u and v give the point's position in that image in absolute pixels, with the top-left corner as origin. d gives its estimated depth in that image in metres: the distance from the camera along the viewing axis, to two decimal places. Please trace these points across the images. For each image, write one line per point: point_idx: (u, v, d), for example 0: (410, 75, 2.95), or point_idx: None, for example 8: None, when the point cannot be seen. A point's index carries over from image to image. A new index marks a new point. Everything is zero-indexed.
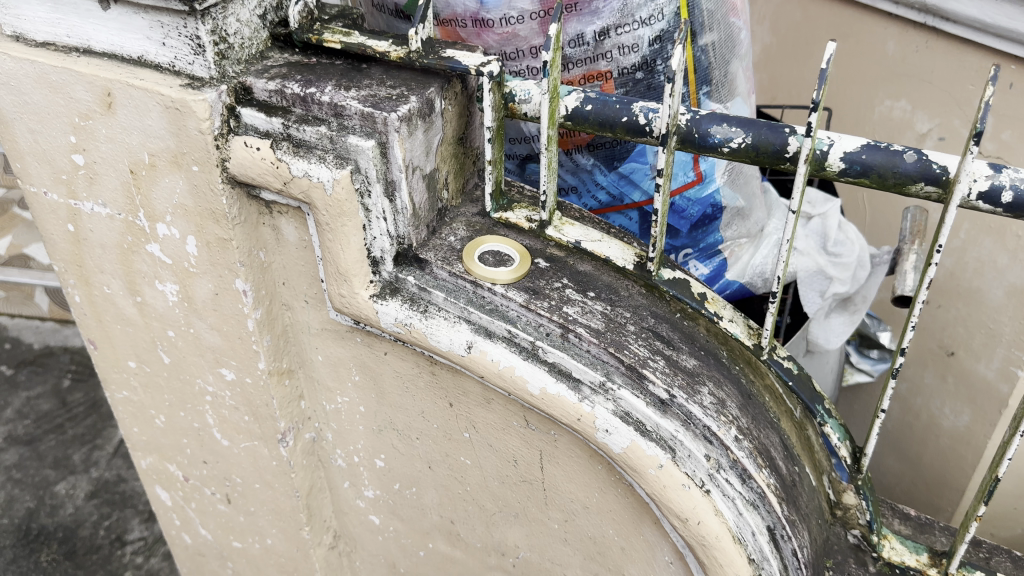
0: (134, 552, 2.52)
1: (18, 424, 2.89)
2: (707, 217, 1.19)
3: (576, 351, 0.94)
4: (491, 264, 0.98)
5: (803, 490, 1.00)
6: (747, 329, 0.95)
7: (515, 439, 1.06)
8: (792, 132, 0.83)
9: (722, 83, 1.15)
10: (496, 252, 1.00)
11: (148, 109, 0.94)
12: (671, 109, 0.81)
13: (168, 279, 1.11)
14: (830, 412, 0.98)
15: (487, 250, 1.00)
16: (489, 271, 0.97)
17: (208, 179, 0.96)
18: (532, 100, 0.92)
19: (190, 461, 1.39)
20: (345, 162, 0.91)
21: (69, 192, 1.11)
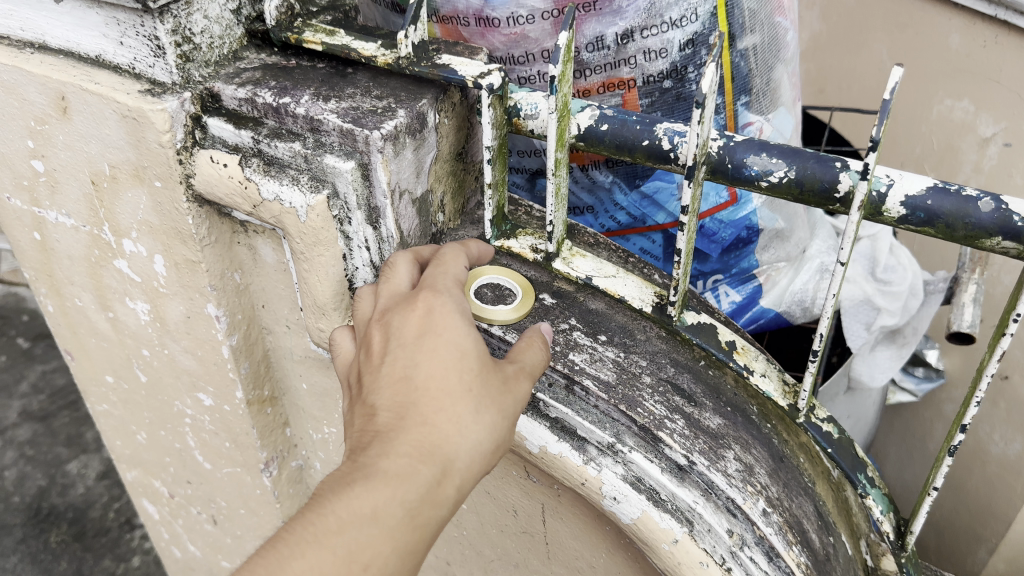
0: (142, 536, 2.46)
1: (32, 399, 2.82)
2: (740, 241, 1.05)
3: (582, 407, 0.83)
4: (491, 299, 0.86)
5: (839, 564, 0.86)
6: (782, 386, 0.81)
7: (515, 488, 0.97)
8: (844, 166, 0.69)
9: (763, 91, 1.01)
10: (494, 286, 0.87)
11: (105, 118, 0.83)
12: (699, 138, 0.68)
13: (139, 298, 1.00)
14: (873, 482, 0.86)
15: (485, 282, 0.87)
16: (487, 307, 0.85)
17: (172, 197, 0.85)
18: (539, 116, 0.78)
19: (174, 480, 1.28)
20: (321, 184, 0.79)
21: (32, 199, 0.99)
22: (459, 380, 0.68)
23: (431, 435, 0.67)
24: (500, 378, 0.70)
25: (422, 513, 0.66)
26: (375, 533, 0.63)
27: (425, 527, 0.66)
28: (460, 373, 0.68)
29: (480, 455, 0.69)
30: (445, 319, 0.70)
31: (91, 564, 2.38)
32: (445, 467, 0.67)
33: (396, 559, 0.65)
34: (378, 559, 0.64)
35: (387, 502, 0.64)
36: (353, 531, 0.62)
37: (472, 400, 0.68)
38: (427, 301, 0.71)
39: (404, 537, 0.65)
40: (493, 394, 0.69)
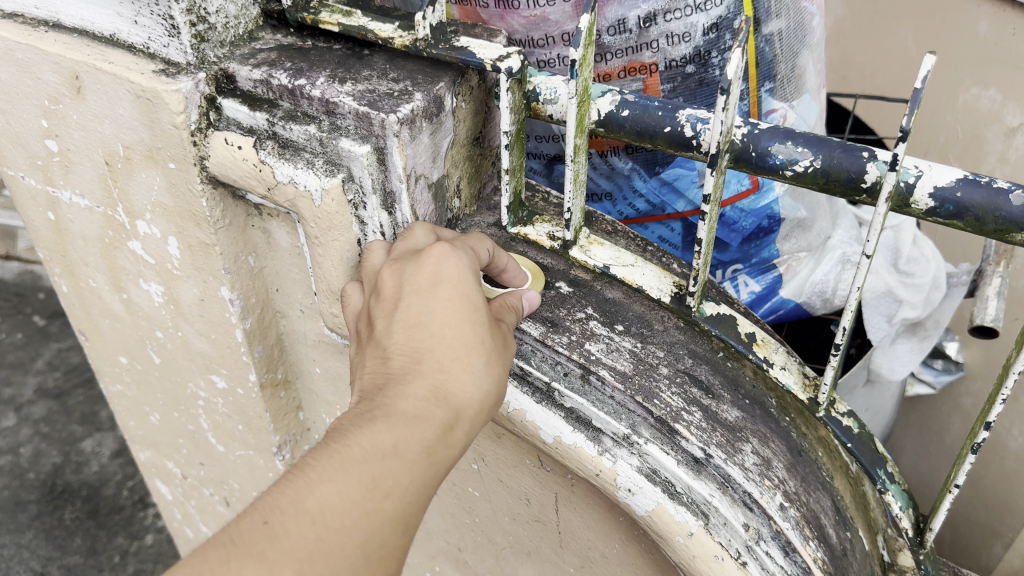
0: (156, 515, 2.48)
1: (48, 376, 2.84)
2: (762, 230, 1.03)
3: (598, 398, 0.81)
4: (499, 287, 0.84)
5: (857, 561, 0.85)
6: (801, 379, 0.80)
7: (528, 477, 0.96)
8: (871, 156, 0.67)
9: (788, 78, 0.99)
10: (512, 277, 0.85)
11: (118, 98, 0.82)
12: (723, 125, 0.66)
13: (153, 279, 0.99)
14: (893, 478, 0.84)
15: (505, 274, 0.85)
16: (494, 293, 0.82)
17: (186, 179, 0.84)
18: (559, 101, 0.76)
19: (187, 461, 1.27)
20: (336, 168, 0.77)
21: (46, 179, 0.98)
22: (473, 331, 0.68)
23: (447, 382, 0.67)
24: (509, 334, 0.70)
25: (436, 455, 0.65)
26: (396, 469, 0.63)
27: (435, 471, 0.66)
28: (473, 322, 0.68)
29: (486, 406, 0.69)
30: (458, 272, 0.70)
31: (104, 542, 2.40)
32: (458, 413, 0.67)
33: (410, 496, 0.64)
34: (395, 496, 0.63)
35: (406, 438, 0.64)
36: (376, 461, 0.62)
37: (484, 350, 0.68)
38: (440, 251, 0.71)
39: (419, 476, 0.64)
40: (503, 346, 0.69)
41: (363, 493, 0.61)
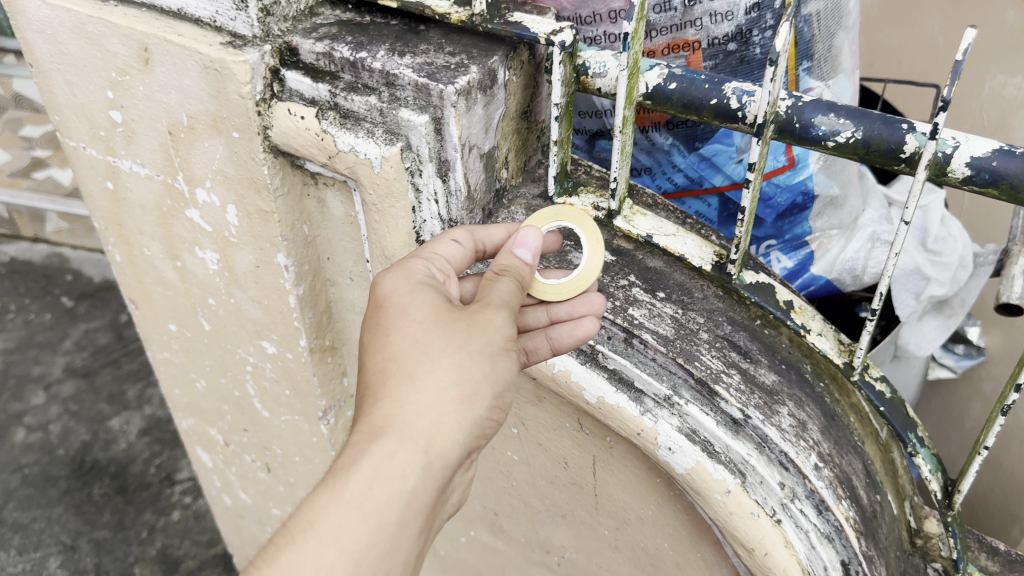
0: (183, 491, 2.48)
1: (76, 356, 2.85)
2: (796, 207, 1.07)
3: (640, 359, 0.85)
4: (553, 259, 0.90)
5: (884, 521, 0.90)
6: (837, 345, 0.83)
7: (567, 440, 1.00)
8: (910, 129, 0.71)
9: (825, 58, 1.02)
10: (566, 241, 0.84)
11: (186, 69, 0.86)
12: (770, 95, 0.70)
13: (209, 247, 1.04)
14: (922, 441, 0.86)
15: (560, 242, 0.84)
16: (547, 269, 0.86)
17: (250, 148, 0.88)
18: (608, 74, 0.80)
19: (231, 427, 1.32)
20: (395, 137, 0.81)
21: (108, 149, 1.03)
22: (406, 341, 0.69)
23: (389, 399, 0.67)
24: (461, 319, 0.70)
25: (393, 470, 0.65)
26: (343, 507, 0.64)
27: (402, 485, 0.65)
28: (411, 327, 0.70)
29: (450, 399, 0.68)
30: (394, 292, 0.72)
31: (132, 517, 2.40)
32: (405, 423, 0.67)
33: (364, 536, 0.64)
34: (351, 535, 0.63)
35: (344, 478, 0.65)
36: (313, 518, 0.63)
37: (423, 350, 0.68)
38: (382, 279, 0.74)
39: (375, 502, 0.64)
40: (449, 336, 0.69)
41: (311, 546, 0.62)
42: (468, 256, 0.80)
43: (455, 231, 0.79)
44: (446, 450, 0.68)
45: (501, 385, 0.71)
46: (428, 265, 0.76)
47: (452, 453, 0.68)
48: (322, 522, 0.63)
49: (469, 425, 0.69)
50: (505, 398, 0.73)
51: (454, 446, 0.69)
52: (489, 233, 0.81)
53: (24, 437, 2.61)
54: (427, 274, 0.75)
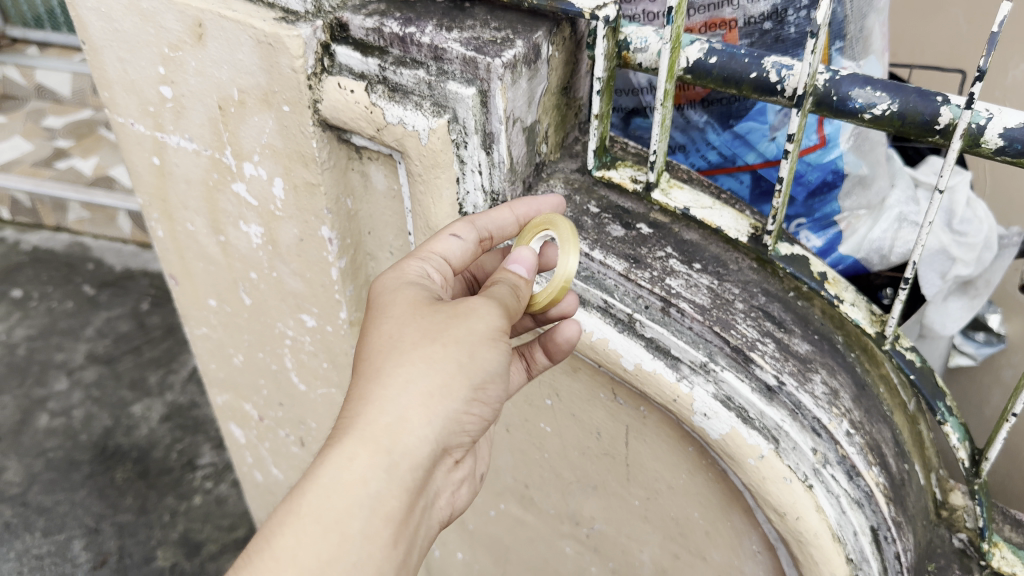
0: (204, 477, 2.35)
1: (98, 343, 2.72)
2: (826, 185, 1.11)
3: (677, 328, 0.87)
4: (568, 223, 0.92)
5: (912, 490, 0.92)
6: (869, 315, 0.85)
7: (600, 411, 1.03)
8: (945, 101, 0.72)
9: (857, 39, 1.05)
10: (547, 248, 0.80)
11: (239, 44, 0.88)
12: (810, 67, 0.71)
13: (254, 221, 1.08)
14: (952, 410, 0.88)
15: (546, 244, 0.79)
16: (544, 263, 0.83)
17: (299, 121, 0.91)
18: (650, 49, 0.82)
19: (266, 402, 1.38)
20: (443, 110, 0.84)
21: (156, 125, 1.06)
22: (378, 344, 0.69)
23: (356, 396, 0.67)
24: (435, 313, 0.70)
25: (357, 471, 0.64)
26: (302, 518, 0.63)
27: (363, 489, 0.64)
28: (387, 325, 0.70)
29: (419, 390, 0.67)
30: (375, 300, 0.73)
31: (154, 501, 2.28)
32: (370, 421, 0.66)
33: (325, 543, 0.63)
34: (311, 551, 0.62)
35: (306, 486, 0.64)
36: (273, 526, 0.63)
37: (391, 346, 0.69)
38: None
39: (336, 511, 0.63)
40: (421, 330, 0.69)
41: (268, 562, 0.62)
42: (471, 248, 0.80)
43: (457, 225, 0.79)
44: (415, 446, 0.67)
45: (479, 377, 0.69)
46: (424, 267, 0.76)
47: (421, 448, 0.67)
48: (282, 537, 0.63)
49: (443, 418, 0.68)
50: (488, 389, 0.71)
51: (426, 442, 0.68)
52: (492, 218, 0.81)
53: (47, 422, 2.48)
54: (422, 276, 0.76)
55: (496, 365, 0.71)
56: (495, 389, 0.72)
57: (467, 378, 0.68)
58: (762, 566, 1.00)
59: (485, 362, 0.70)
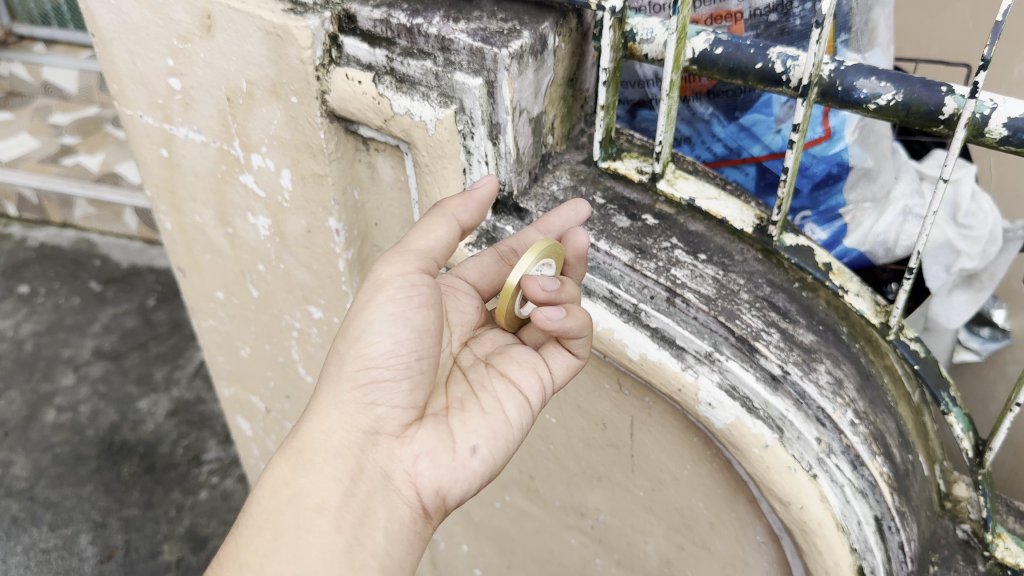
0: (210, 472, 2.36)
1: (104, 338, 2.73)
2: (830, 177, 1.12)
3: (682, 318, 0.87)
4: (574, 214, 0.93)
5: (915, 480, 0.92)
6: (874, 304, 0.86)
7: (605, 402, 1.03)
8: (949, 91, 0.72)
9: (862, 31, 1.06)
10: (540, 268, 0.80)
11: (248, 35, 0.89)
12: (815, 57, 0.72)
13: (261, 213, 1.09)
14: (956, 401, 0.88)
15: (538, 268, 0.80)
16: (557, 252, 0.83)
17: (307, 112, 0.91)
18: (655, 41, 0.83)
19: (273, 394, 1.40)
20: (450, 100, 0.85)
21: (165, 117, 1.07)
22: None
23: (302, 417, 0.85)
24: None
25: (278, 475, 0.78)
26: (250, 530, 0.75)
27: (287, 488, 0.77)
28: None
29: (327, 386, 0.82)
30: None
31: (161, 496, 2.29)
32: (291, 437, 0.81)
33: (259, 545, 0.74)
34: (248, 555, 0.74)
35: None
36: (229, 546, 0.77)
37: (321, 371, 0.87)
38: None
39: (262, 518, 0.76)
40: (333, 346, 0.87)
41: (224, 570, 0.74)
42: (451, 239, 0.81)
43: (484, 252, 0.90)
44: (319, 438, 0.79)
45: (360, 357, 0.80)
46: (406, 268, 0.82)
47: (325, 435, 0.79)
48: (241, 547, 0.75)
49: (338, 398, 0.81)
50: (373, 346, 0.80)
51: (335, 432, 0.79)
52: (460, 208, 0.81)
53: (54, 417, 2.49)
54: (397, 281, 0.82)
55: (377, 325, 0.80)
56: (394, 351, 0.80)
57: (344, 356, 0.81)
58: (766, 557, 1.01)
59: (363, 325, 0.81)
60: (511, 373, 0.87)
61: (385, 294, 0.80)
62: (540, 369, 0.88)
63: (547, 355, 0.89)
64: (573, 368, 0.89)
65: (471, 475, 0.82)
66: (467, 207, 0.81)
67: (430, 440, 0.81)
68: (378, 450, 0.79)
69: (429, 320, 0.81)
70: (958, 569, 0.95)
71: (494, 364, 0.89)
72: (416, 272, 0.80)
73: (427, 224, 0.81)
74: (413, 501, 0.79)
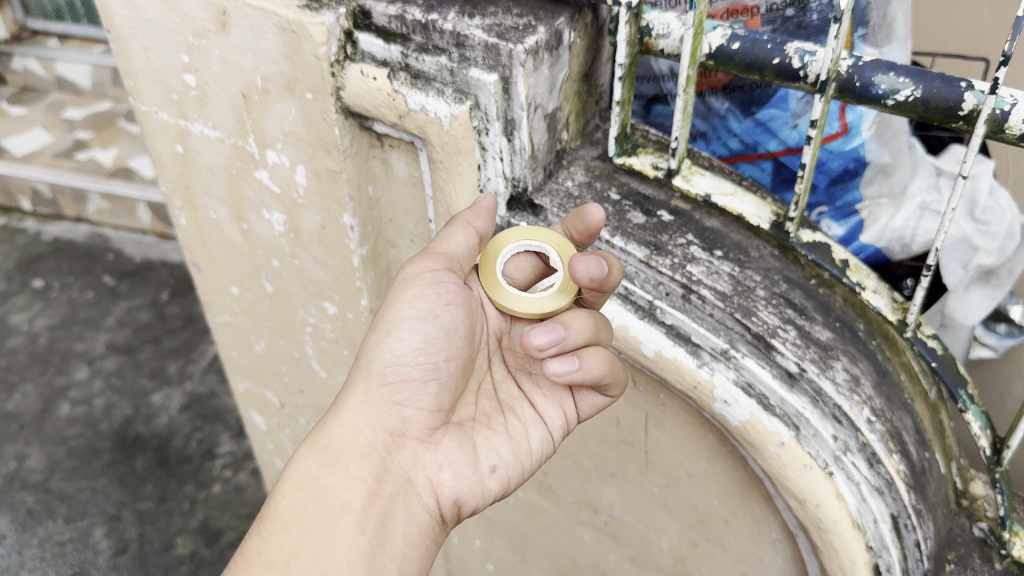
0: (223, 466, 2.36)
1: (118, 333, 2.74)
2: (848, 173, 1.11)
3: (698, 315, 0.87)
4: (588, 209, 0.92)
5: (932, 478, 0.92)
6: (891, 302, 0.85)
7: (620, 399, 1.03)
8: (969, 87, 0.71)
9: (879, 26, 1.06)
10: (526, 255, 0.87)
11: (263, 31, 0.89)
12: (833, 53, 0.71)
13: (276, 209, 1.09)
14: (973, 399, 0.88)
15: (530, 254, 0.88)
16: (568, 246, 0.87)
17: (322, 108, 0.91)
18: (672, 35, 0.82)
19: (287, 389, 1.40)
20: (465, 96, 0.84)
21: (179, 113, 1.07)
22: None
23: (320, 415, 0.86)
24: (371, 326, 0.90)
25: (303, 469, 0.79)
26: (274, 525, 0.75)
27: (313, 482, 0.77)
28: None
29: (356, 383, 0.85)
30: None
31: (175, 489, 2.30)
32: (314, 431, 0.82)
33: (286, 535, 0.74)
34: (276, 545, 0.74)
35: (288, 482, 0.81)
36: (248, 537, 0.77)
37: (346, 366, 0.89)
38: None
39: (289, 509, 0.76)
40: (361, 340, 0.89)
41: (241, 564, 0.73)
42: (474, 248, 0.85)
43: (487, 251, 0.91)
44: (346, 435, 0.81)
45: (387, 357, 0.84)
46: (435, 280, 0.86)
47: (353, 432, 0.81)
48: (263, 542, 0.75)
49: (367, 395, 0.84)
50: (405, 343, 0.83)
51: (363, 430, 0.82)
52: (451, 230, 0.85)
53: (68, 411, 2.51)
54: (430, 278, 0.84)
55: (410, 322, 0.83)
56: (422, 349, 0.83)
57: (376, 352, 0.84)
58: (781, 554, 1.01)
59: (396, 321, 0.84)
60: (539, 405, 0.94)
61: (415, 291, 0.83)
62: (564, 404, 0.94)
63: (576, 394, 0.94)
64: (599, 407, 0.94)
65: (487, 492, 0.86)
66: (482, 215, 0.84)
67: (454, 450, 0.86)
68: (403, 452, 0.83)
69: (456, 319, 0.85)
70: (974, 567, 0.94)
71: (523, 388, 0.95)
72: (443, 270, 0.84)
73: (449, 229, 0.85)
74: (432, 509, 0.82)
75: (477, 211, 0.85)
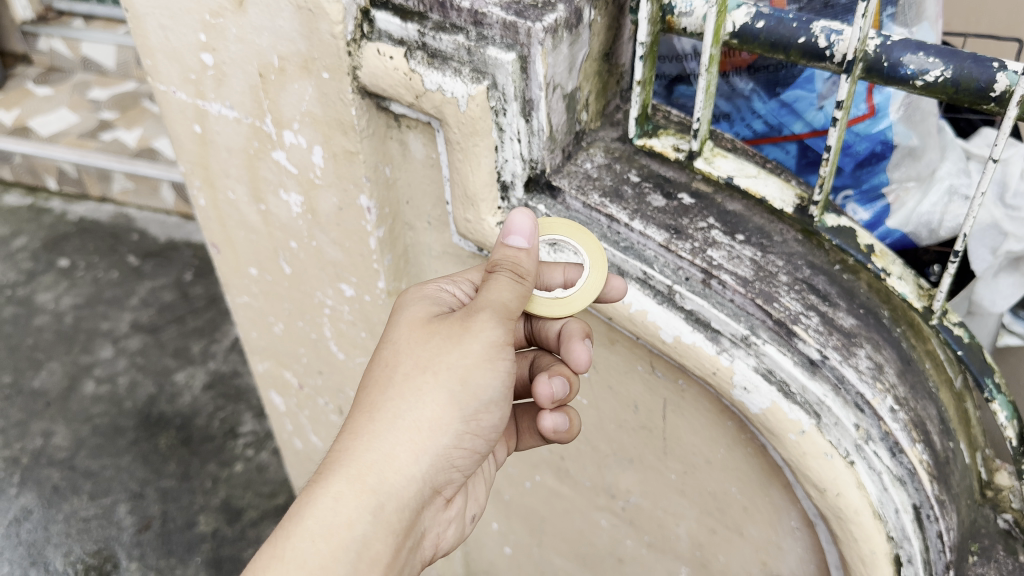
0: (245, 445, 2.37)
1: (142, 312, 2.76)
2: (875, 156, 1.10)
3: (718, 300, 0.85)
4: (607, 192, 0.91)
5: (956, 468, 0.90)
6: (917, 288, 0.83)
7: (637, 384, 1.02)
8: (1002, 67, 0.69)
9: (909, 5, 1.04)
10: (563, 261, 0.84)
11: (279, 10, 0.88)
12: (860, 32, 0.69)
13: (293, 189, 1.08)
14: (999, 388, 0.86)
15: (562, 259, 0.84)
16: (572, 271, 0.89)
17: (339, 88, 0.91)
18: (694, 13, 0.79)
19: (306, 370, 1.40)
20: (482, 76, 0.83)
21: (197, 93, 1.07)
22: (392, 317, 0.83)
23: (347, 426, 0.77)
24: (435, 337, 0.78)
25: (344, 512, 0.73)
26: (284, 566, 0.70)
27: (351, 531, 0.73)
28: (382, 347, 0.80)
29: (416, 417, 0.77)
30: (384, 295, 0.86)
31: (197, 467, 2.32)
32: (363, 457, 0.75)
33: None
34: None
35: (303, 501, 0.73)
36: None
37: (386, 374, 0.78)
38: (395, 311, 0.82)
39: (321, 559, 0.71)
40: (414, 356, 0.78)
41: None
42: None
43: None
44: (402, 486, 0.77)
45: (460, 411, 0.79)
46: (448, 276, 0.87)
47: (409, 487, 0.77)
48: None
49: (430, 450, 0.78)
50: (478, 422, 0.81)
51: (414, 479, 0.78)
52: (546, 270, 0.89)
53: (93, 389, 2.53)
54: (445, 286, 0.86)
55: (492, 396, 0.81)
56: (483, 429, 0.82)
57: (452, 414, 0.78)
58: (800, 542, 0.99)
59: (475, 398, 0.79)
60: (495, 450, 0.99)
61: (492, 379, 0.80)
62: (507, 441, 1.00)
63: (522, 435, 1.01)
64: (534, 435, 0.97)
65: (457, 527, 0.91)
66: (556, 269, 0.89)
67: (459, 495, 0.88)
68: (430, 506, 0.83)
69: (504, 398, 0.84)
70: (998, 559, 0.92)
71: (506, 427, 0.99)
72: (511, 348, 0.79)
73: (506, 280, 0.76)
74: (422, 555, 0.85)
75: (524, 255, 0.76)
